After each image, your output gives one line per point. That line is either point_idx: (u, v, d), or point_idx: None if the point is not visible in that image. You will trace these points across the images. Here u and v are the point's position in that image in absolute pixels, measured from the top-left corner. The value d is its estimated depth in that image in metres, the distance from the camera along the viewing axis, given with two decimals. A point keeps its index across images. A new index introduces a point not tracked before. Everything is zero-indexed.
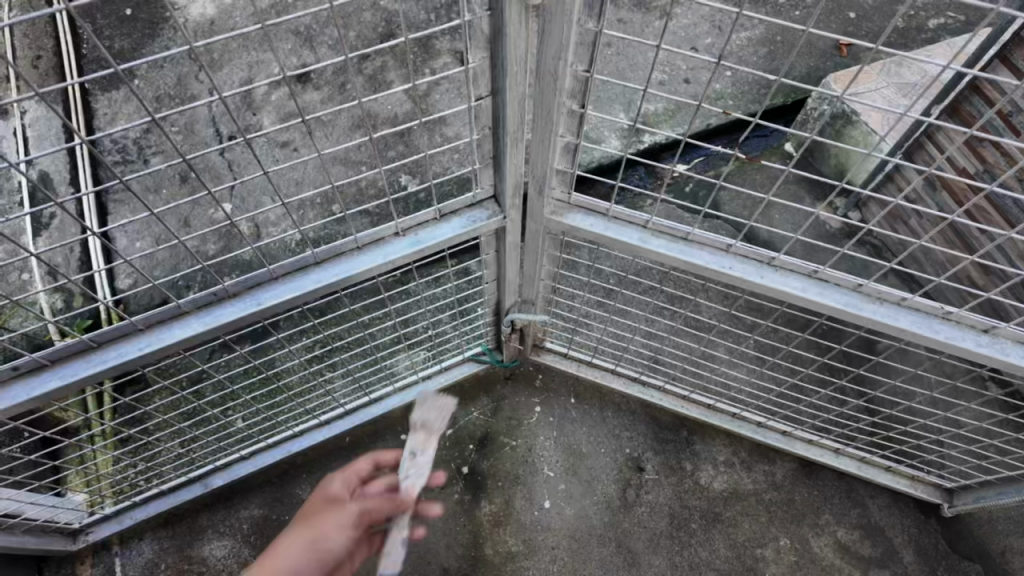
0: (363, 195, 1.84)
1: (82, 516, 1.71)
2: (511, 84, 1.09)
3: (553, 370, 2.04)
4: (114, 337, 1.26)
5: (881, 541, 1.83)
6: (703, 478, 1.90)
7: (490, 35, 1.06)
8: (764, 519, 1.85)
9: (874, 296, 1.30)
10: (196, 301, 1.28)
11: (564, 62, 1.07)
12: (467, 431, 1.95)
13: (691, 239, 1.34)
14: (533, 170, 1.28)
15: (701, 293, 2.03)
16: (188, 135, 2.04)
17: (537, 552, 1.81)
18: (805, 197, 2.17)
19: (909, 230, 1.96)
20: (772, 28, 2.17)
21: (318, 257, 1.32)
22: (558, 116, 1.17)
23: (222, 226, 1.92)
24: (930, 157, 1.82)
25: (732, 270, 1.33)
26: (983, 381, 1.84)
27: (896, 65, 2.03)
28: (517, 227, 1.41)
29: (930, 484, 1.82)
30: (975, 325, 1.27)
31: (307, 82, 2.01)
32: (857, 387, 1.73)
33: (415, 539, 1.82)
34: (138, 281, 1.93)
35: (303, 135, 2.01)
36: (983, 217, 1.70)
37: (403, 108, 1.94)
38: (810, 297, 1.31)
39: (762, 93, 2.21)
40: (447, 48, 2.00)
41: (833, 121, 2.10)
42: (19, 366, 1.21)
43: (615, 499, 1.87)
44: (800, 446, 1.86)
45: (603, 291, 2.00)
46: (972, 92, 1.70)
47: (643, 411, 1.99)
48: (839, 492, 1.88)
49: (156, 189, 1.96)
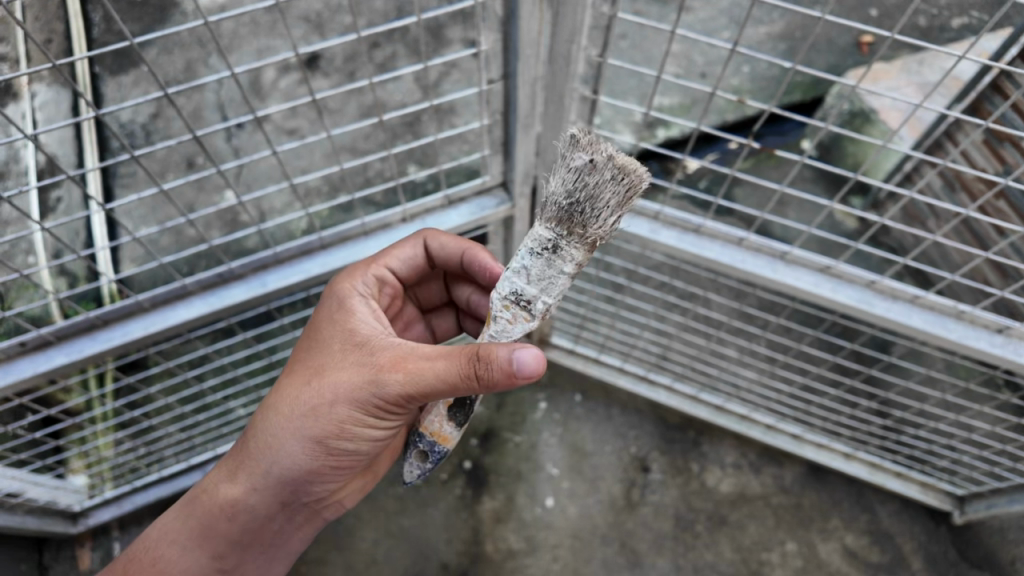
0: (371, 183, 1.83)
1: (82, 500, 1.71)
2: (522, 68, 1.06)
3: (560, 365, 2.00)
4: (122, 315, 1.24)
5: (890, 548, 1.79)
6: (711, 480, 1.86)
7: (502, 19, 1.03)
8: (771, 523, 1.82)
9: (887, 293, 1.26)
10: (202, 281, 1.26)
11: (576, 46, 1.04)
12: (469, 425, 1.92)
13: (702, 230, 1.31)
14: (543, 155, 1.25)
15: (713, 290, 2.00)
16: (196, 120, 2.03)
17: (539, 550, 1.78)
18: (820, 195, 2.13)
19: (925, 231, 1.92)
20: (791, 23, 2.14)
21: (324, 240, 1.30)
22: (570, 101, 1.14)
23: (228, 212, 1.91)
24: (949, 158, 1.78)
25: (743, 263, 1.29)
26: (998, 386, 1.79)
27: (917, 63, 2.00)
28: (526, 216, 1.39)
29: (941, 491, 1.77)
30: (989, 325, 1.23)
31: (317, 70, 2.01)
32: (869, 389, 1.68)
33: (415, 533, 1.80)
34: (143, 264, 1.92)
35: (311, 122, 2.01)
36: (1001, 217, 1.66)
37: (413, 97, 1.96)
38: (822, 294, 1.27)
39: (779, 88, 2.18)
40: (459, 37, 1.96)
41: (851, 118, 2.07)
42: (26, 342, 1.19)
43: (621, 498, 1.84)
44: (811, 450, 1.82)
45: (613, 286, 1.97)
46: (993, 91, 1.65)
47: (650, 410, 1.95)
48: (849, 497, 1.84)
49: (163, 173, 1.96)
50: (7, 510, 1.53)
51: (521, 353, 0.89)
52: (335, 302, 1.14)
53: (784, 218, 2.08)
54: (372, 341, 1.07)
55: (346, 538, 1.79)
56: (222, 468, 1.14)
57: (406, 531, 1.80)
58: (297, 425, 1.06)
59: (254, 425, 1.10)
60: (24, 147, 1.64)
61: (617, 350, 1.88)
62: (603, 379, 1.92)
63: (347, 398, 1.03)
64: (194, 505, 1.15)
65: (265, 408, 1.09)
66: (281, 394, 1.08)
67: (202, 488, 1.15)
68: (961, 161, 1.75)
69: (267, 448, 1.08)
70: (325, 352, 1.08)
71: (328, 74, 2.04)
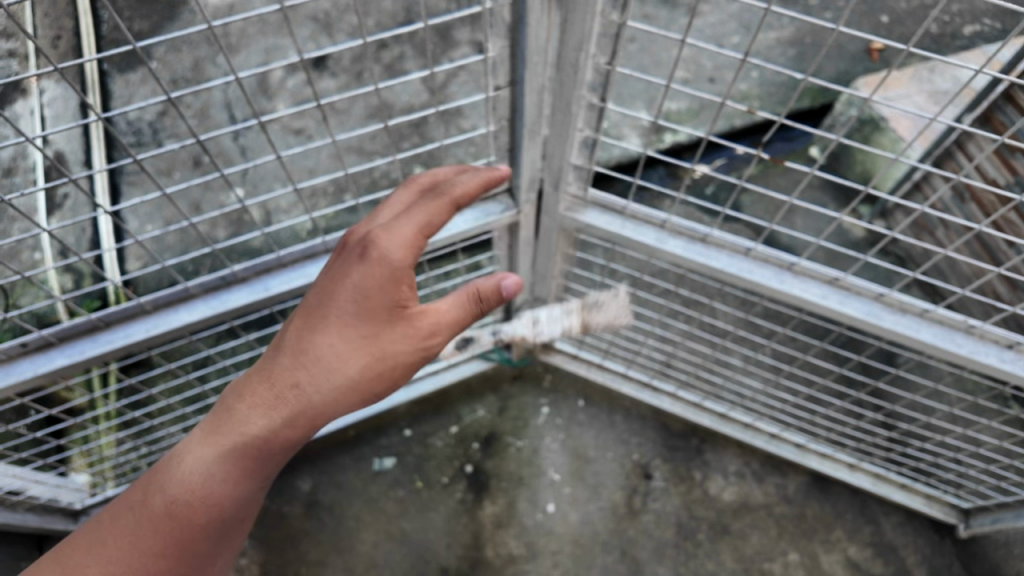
0: (377, 185, 1.86)
1: (83, 498, 1.73)
2: (529, 75, 1.05)
3: (563, 370, 1.99)
4: (122, 318, 1.24)
5: (893, 560, 1.78)
6: (713, 489, 1.85)
7: (510, 25, 1.01)
8: (773, 533, 1.80)
9: (896, 307, 1.25)
10: (205, 284, 1.25)
11: (585, 53, 1.02)
12: (472, 428, 1.92)
13: (709, 240, 1.29)
14: (549, 164, 1.23)
15: (718, 297, 1.99)
16: (202, 119, 2.06)
17: (539, 556, 1.78)
18: (827, 203, 2.12)
19: (935, 241, 1.90)
20: (801, 30, 2.14)
21: (327, 245, 1.29)
22: (577, 109, 1.11)
23: (233, 212, 1.93)
24: (960, 167, 1.76)
25: (750, 274, 1.28)
26: (1006, 400, 1.78)
27: (928, 71, 1.98)
28: (531, 222, 1.37)
29: (948, 504, 1.76)
30: (999, 340, 1.22)
31: (325, 69, 2.05)
32: (876, 401, 1.67)
33: (416, 536, 1.79)
34: (148, 263, 1.94)
35: (318, 122, 2.03)
36: (1012, 230, 1.65)
37: (419, 99, 2.00)
38: (831, 306, 1.26)
39: (790, 95, 2.17)
40: (467, 38, 1.99)
41: (860, 127, 2.06)
42: (27, 343, 1.19)
43: (622, 505, 1.83)
44: (815, 460, 1.82)
45: (618, 292, 1.97)
46: (1005, 101, 1.64)
47: (654, 417, 1.94)
48: (853, 508, 1.83)
49: (169, 171, 1.98)
50: (8, 508, 1.55)
51: (507, 282, 0.95)
52: (368, 264, 0.90)
53: (792, 226, 2.07)
54: (410, 295, 0.94)
55: (347, 541, 1.79)
56: (272, 420, 0.87)
57: (407, 535, 1.79)
58: (355, 393, 0.90)
59: (292, 389, 0.88)
60: (31, 145, 1.67)
61: (620, 357, 1.88)
62: (607, 384, 1.92)
63: (410, 366, 0.94)
64: (246, 451, 0.86)
65: (310, 367, 0.89)
66: (340, 354, 0.89)
67: (243, 439, 0.86)
68: (974, 173, 1.73)
69: (326, 407, 0.89)
70: (372, 317, 0.91)
71: (336, 75, 2.07)
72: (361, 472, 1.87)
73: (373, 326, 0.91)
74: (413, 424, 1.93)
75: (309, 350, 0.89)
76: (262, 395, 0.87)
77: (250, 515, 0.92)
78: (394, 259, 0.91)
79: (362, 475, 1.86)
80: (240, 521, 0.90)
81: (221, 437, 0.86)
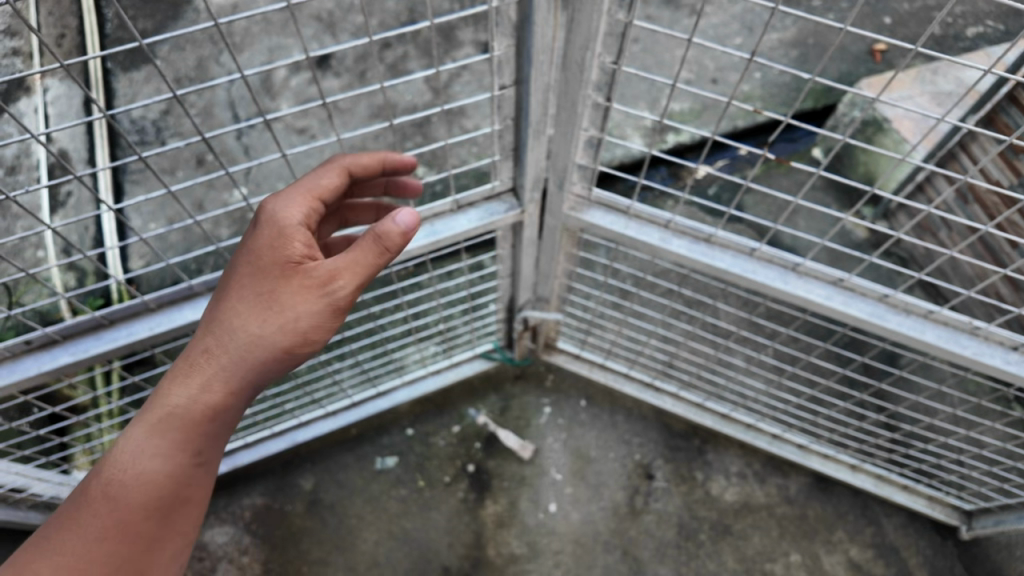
0: None
1: None
2: (535, 74, 1.04)
3: (565, 370, 1.99)
4: (126, 316, 1.24)
5: (895, 561, 1.78)
6: (715, 489, 1.85)
7: (516, 23, 1.01)
8: (775, 534, 1.80)
9: (900, 308, 1.25)
10: (209, 282, 1.25)
11: (592, 52, 1.02)
12: (474, 428, 1.92)
13: (713, 240, 1.29)
14: (554, 164, 1.23)
15: (721, 298, 1.99)
16: (206, 118, 2.08)
17: (541, 556, 1.77)
18: (830, 204, 2.12)
19: (938, 243, 1.90)
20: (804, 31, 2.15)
21: None
22: (583, 109, 1.11)
23: (237, 210, 1.94)
24: (964, 169, 1.76)
25: (755, 275, 1.28)
26: (1009, 402, 1.78)
27: (932, 72, 1.98)
28: (535, 222, 1.37)
29: (950, 506, 1.76)
30: (1004, 342, 1.22)
31: (328, 68, 2.08)
32: (878, 403, 1.67)
33: (418, 536, 1.79)
34: (152, 261, 1.95)
35: (322, 121, 2.05)
36: (1014, 231, 1.66)
37: (422, 99, 2.02)
38: (835, 307, 1.26)
39: (793, 96, 2.17)
40: (470, 40, 2.05)
41: (864, 128, 2.05)
42: (32, 340, 1.20)
43: (624, 505, 1.83)
44: (817, 460, 1.82)
45: (620, 292, 1.98)
46: (1010, 103, 1.64)
47: (656, 417, 1.94)
48: (855, 509, 1.82)
49: (173, 169, 1.99)
50: (10, 506, 1.55)
51: (399, 214, 0.91)
52: (258, 229, 0.95)
53: (795, 227, 2.07)
54: (307, 249, 0.95)
55: (348, 540, 1.79)
56: (188, 386, 0.87)
57: (409, 533, 1.80)
58: (265, 347, 0.90)
59: (205, 353, 0.89)
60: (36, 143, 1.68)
61: (622, 357, 1.88)
62: (610, 385, 1.92)
63: (314, 319, 0.92)
64: (171, 418, 0.86)
65: (216, 331, 0.90)
66: (239, 312, 0.90)
67: (167, 410, 0.86)
68: (978, 174, 1.74)
69: (236, 367, 0.89)
70: (267, 274, 0.92)
71: (340, 74, 2.10)
72: (363, 471, 1.87)
73: (271, 282, 0.92)
74: (415, 423, 1.93)
75: (216, 317, 0.92)
76: (178, 367, 0.88)
77: (195, 498, 0.88)
78: (285, 219, 0.95)
79: (364, 474, 1.86)
80: (189, 500, 0.88)
81: (147, 413, 0.86)
